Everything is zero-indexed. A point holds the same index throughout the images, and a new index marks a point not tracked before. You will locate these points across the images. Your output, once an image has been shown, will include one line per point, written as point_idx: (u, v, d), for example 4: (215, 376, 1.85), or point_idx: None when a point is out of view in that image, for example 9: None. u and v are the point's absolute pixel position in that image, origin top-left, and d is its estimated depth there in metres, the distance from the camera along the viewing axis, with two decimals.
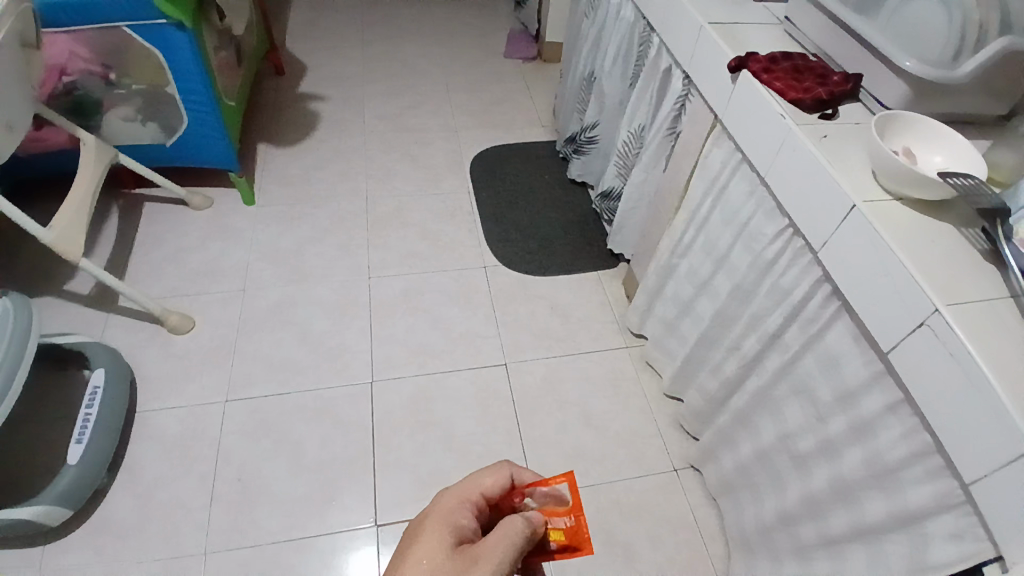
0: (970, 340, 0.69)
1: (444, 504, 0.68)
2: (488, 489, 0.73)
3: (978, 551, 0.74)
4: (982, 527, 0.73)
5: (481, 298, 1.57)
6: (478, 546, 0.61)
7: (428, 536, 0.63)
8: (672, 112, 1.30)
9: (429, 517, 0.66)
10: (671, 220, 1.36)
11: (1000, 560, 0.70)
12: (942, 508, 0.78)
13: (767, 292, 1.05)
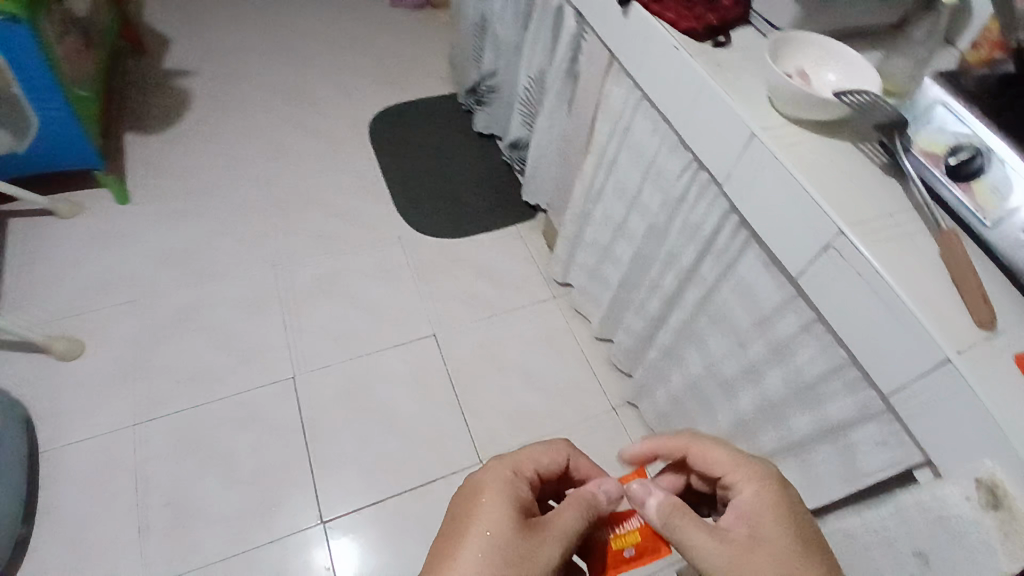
0: (875, 258, 0.70)
1: (500, 477, 0.62)
2: (545, 463, 0.67)
3: (897, 450, 0.77)
4: (903, 432, 0.75)
5: (401, 270, 1.49)
6: (540, 532, 0.57)
7: (485, 516, 0.58)
8: (568, 53, 1.23)
9: (484, 492, 0.60)
10: (581, 165, 1.31)
11: (929, 464, 0.72)
12: (864, 417, 0.81)
13: (680, 229, 1.04)
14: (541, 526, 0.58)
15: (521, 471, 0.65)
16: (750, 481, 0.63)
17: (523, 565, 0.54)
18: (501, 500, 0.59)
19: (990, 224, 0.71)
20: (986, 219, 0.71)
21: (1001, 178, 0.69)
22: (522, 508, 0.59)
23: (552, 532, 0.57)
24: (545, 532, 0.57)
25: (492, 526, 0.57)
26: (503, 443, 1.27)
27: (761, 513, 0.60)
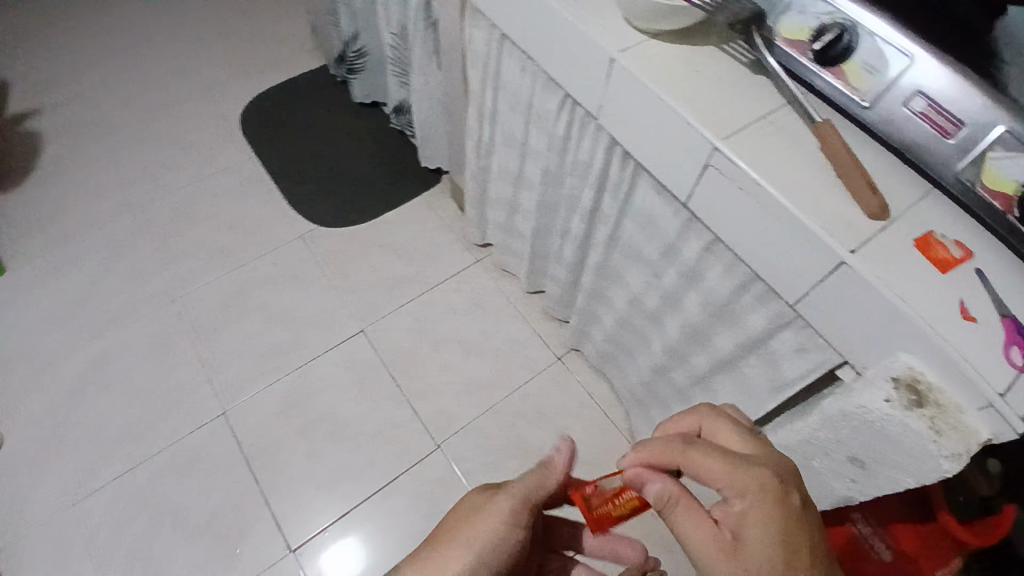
0: (753, 169, 0.65)
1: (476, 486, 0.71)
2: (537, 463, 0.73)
3: (818, 354, 0.75)
4: (819, 338, 0.73)
5: (312, 272, 1.40)
6: (493, 505, 0.67)
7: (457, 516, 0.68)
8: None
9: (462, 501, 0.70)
10: (466, 118, 1.22)
11: (847, 364, 0.70)
12: (780, 327, 0.78)
13: (573, 170, 0.97)
14: (495, 500, 0.67)
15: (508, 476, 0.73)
16: (734, 493, 0.55)
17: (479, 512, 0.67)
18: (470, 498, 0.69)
19: (868, 104, 0.65)
20: (864, 99, 0.65)
21: (870, 52, 0.64)
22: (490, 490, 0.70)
23: (506, 503, 0.67)
24: (495, 504, 0.67)
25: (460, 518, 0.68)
26: (456, 422, 1.24)
27: (749, 525, 0.53)
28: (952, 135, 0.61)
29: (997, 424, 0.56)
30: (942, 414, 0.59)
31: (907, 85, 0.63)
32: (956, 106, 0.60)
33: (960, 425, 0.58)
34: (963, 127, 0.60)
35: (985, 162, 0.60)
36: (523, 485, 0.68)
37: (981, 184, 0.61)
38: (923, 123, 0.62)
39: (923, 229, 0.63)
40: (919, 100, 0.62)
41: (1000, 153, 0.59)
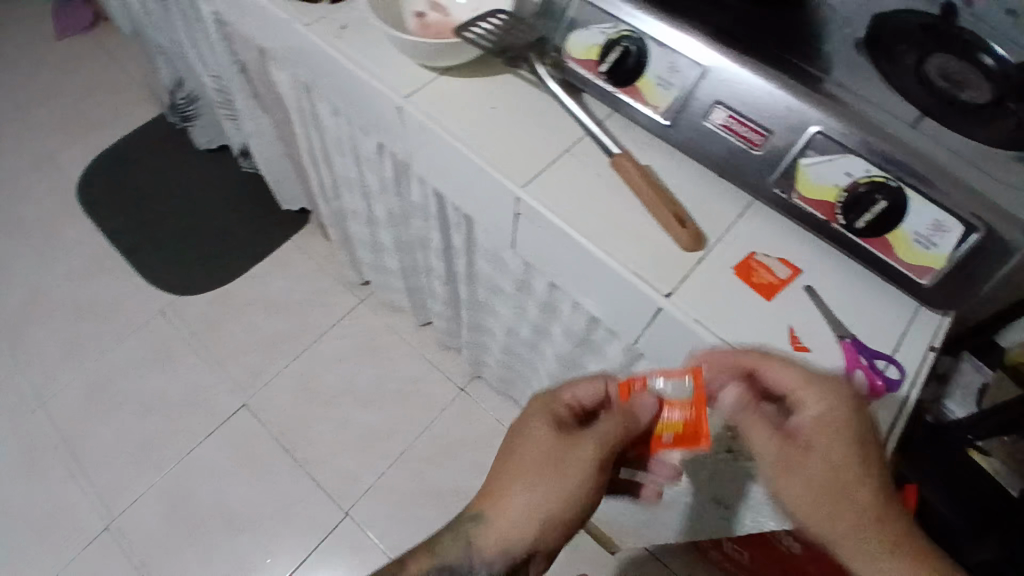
0: (560, 217, 0.58)
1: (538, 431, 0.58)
2: (585, 394, 0.60)
3: None
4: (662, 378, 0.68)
5: (186, 351, 1.35)
6: (576, 456, 0.56)
7: (525, 471, 0.57)
8: (224, 45, 1.02)
9: (523, 444, 0.58)
10: (306, 161, 1.13)
11: None
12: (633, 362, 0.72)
13: (413, 213, 0.90)
14: (578, 451, 0.56)
15: (561, 404, 0.60)
16: (812, 432, 0.48)
17: (558, 470, 0.56)
18: (541, 447, 0.57)
19: (670, 121, 0.57)
20: (665, 116, 0.58)
21: (662, 64, 0.56)
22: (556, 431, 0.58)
23: (591, 457, 0.55)
24: (578, 460, 0.55)
25: (530, 472, 0.56)
26: (354, 479, 1.23)
27: (819, 436, 0.48)
28: (759, 145, 0.53)
29: None
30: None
31: (705, 98, 0.55)
32: (757, 112, 0.53)
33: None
34: (768, 136, 0.53)
35: (798, 169, 0.52)
36: (611, 435, 0.55)
37: (796, 195, 0.53)
38: (728, 135, 0.55)
39: (744, 250, 0.56)
40: (719, 111, 0.55)
41: (812, 157, 0.51)
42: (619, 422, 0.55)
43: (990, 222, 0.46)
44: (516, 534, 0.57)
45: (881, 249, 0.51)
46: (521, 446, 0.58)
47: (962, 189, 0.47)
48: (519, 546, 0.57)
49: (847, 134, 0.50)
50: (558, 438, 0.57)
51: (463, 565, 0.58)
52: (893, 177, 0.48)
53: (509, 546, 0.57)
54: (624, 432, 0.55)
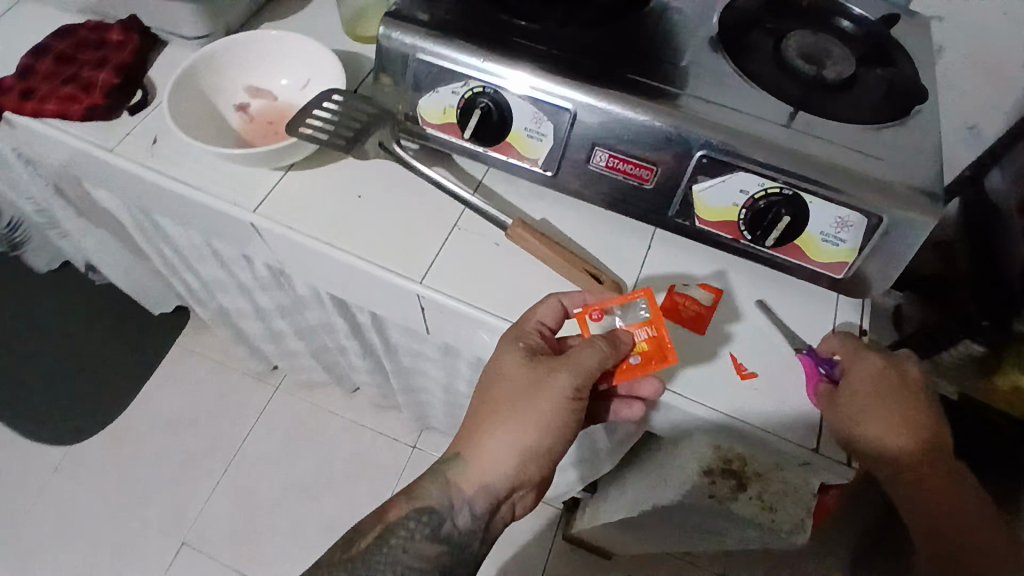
0: (469, 300, 0.52)
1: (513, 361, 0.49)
2: (554, 319, 0.50)
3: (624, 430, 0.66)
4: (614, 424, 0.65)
5: (98, 506, 1.20)
6: (554, 384, 0.48)
7: (504, 402, 0.49)
8: (25, 174, 0.87)
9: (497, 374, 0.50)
10: (168, 270, 1.00)
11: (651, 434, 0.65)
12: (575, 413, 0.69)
13: (305, 306, 0.82)
14: (554, 384, 0.48)
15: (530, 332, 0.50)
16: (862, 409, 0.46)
17: (534, 408, 0.48)
18: (519, 373, 0.49)
19: (552, 172, 0.53)
20: (545, 168, 0.53)
21: (526, 116, 0.51)
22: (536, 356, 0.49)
23: (569, 385, 0.48)
24: (558, 389, 0.48)
25: (510, 402, 0.49)
26: None
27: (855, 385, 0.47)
28: (649, 180, 0.51)
29: (820, 475, 0.49)
30: (767, 483, 0.52)
31: (583, 143, 0.51)
32: (638, 147, 0.50)
33: (789, 486, 0.51)
34: (655, 170, 0.50)
35: (693, 196, 0.50)
36: (588, 363, 0.47)
37: (698, 220, 0.51)
38: (616, 175, 0.52)
39: (663, 286, 0.54)
40: (600, 153, 0.51)
41: (705, 182, 0.49)
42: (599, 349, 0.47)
43: (890, 208, 0.46)
44: (497, 466, 0.51)
45: (793, 253, 0.50)
46: (496, 377, 0.50)
47: (856, 181, 0.46)
48: (501, 481, 0.51)
49: (733, 151, 0.47)
50: (535, 365, 0.49)
51: (441, 512, 0.51)
52: (786, 185, 0.47)
53: (491, 480, 0.51)
54: (601, 360, 0.47)
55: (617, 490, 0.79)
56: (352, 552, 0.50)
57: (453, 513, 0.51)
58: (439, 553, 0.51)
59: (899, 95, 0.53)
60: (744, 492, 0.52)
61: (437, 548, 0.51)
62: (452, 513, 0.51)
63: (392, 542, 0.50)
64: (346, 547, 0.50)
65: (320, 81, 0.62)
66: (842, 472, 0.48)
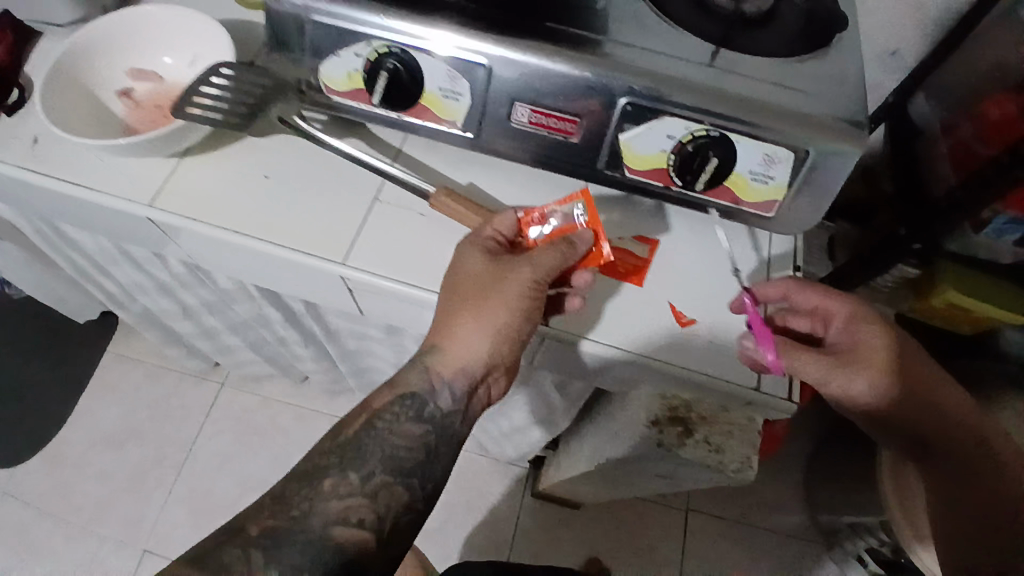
0: (394, 278, 0.50)
1: (474, 260, 0.47)
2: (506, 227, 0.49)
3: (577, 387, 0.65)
4: (562, 383, 0.65)
5: (44, 529, 1.14)
6: (517, 277, 0.46)
7: (470, 296, 0.47)
8: None
9: (456, 274, 0.48)
10: (80, 275, 0.93)
11: (602, 390, 0.65)
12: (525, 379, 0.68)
13: (233, 298, 0.78)
14: (516, 275, 0.46)
15: (486, 238, 0.49)
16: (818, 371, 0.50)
17: (500, 299, 0.46)
18: (480, 271, 0.47)
19: (473, 134, 0.50)
20: (465, 129, 0.50)
21: (438, 75, 0.47)
22: (496, 256, 0.48)
23: (532, 276, 0.46)
24: (521, 275, 0.46)
25: (475, 294, 0.47)
26: None
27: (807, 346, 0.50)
28: (574, 133, 0.48)
29: (766, 411, 0.49)
30: (714, 426, 0.51)
31: (502, 98, 0.48)
32: (559, 100, 0.47)
33: (736, 427, 0.50)
34: (579, 122, 0.48)
35: (620, 145, 0.48)
36: (548, 255, 0.47)
37: (628, 169, 0.49)
38: (540, 131, 0.49)
39: None
40: (521, 109, 0.48)
41: (630, 130, 0.47)
42: (558, 249, 0.47)
43: (815, 140, 0.45)
44: (471, 353, 0.48)
45: (724, 196, 0.49)
46: (456, 276, 0.48)
47: (782, 115, 0.45)
48: (479, 364, 0.48)
49: (656, 95, 0.45)
50: (496, 259, 0.47)
51: (422, 398, 0.49)
52: (713, 126, 0.45)
53: (468, 364, 0.48)
54: (561, 257, 0.47)
55: (578, 444, 0.80)
56: (343, 440, 0.48)
57: (437, 397, 0.49)
58: (426, 437, 0.49)
59: (816, 23, 0.52)
60: (689, 439, 0.50)
61: (423, 430, 0.49)
62: (435, 399, 0.49)
63: (378, 430, 0.48)
64: (334, 438, 0.48)
65: (206, 57, 0.57)
66: (785, 407, 0.48)
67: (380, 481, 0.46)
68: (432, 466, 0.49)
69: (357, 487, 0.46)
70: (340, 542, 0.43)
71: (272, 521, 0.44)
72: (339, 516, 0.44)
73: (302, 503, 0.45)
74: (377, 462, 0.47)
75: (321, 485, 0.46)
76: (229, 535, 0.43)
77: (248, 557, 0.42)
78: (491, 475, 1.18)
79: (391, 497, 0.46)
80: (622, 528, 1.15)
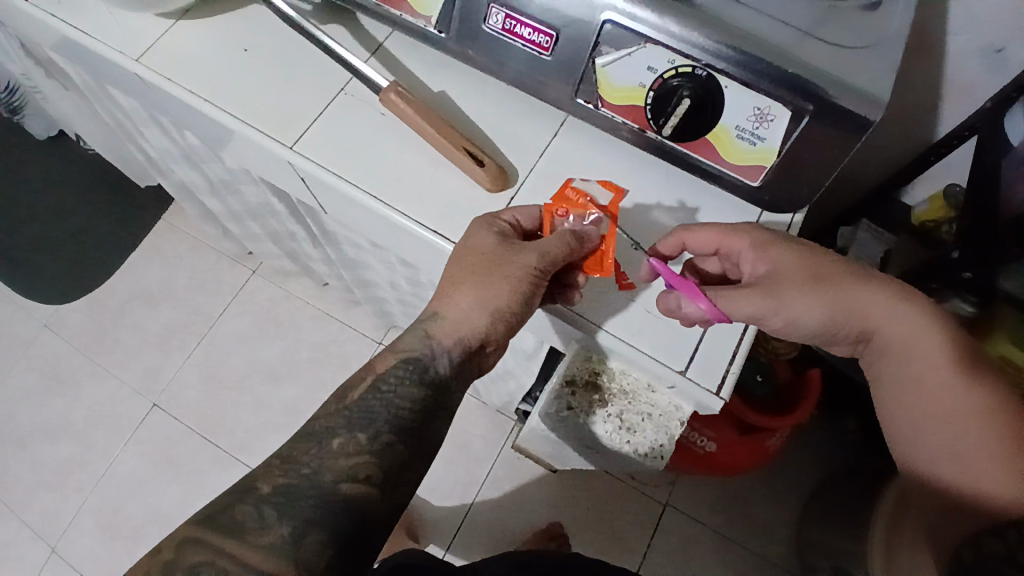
0: (342, 175, 0.48)
1: (484, 238, 0.43)
2: (523, 216, 0.45)
3: (529, 340, 0.61)
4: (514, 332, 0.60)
5: (80, 364, 1.26)
6: (523, 263, 0.43)
7: (474, 273, 0.44)
8: None
9: (463, 251, 0.44)
10: (125, 136, 0.97)
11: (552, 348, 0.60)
12: None
13: (237, 179, 0.78)
14: (523, 261, 0.43)
15: (501, 220, 0.45)
16: None
17: (502, 283, 0.43)
18: (487, 251, 0.43)
19: (446, 35, 0.47)
20: (439, 29, 0.47)
21: None
22: (504, 237, 0.44)
23: (537, 266, 0.43)
24: (529, 263, 0.43)
25: (479, 274, 0.44)
26: None
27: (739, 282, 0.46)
28: (547, 49, 0.44)
29: (688, 400, 0.45)
30: (631, 404, 0.49)
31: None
32: (536, 6, 0.42)
33: (654, 410, 0.48)
34: (554, 36, 0.43)
35: (596, 72, 0.43)
36: (555, 252, 0.43)
37: (603, 103, 0.44)
38: (512, 41, 0.44)
39: (562, 179, 0.48)
40: (496, 12, 0.44)
41: (608, 55, 0.42)
42: (563, 242, 0.43)
43: (819, 95, 0.38)
44: (472, 326, 0.45)
45: (704, 151, 0.43)
46: (460, 254, 0.44)
47: (782, 60, 0.39)
48: (477, 337, 0.45)
49: (640, 13, 0.40)
50: (506, 243, 0.44)
51: (423, 360, 0.46)
52: (701, 64, 0.40)
53: (467, 334, 0.45)
54: (565, 251, 0.43)
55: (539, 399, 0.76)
56: (349, 401, 0.45)
57: (438, 361, 0.45)
58: (428, 401, 0.45)
59: None
60: (604, 407, 0.50)
61: (425, 392, 0.45)
62: (437, 362, 0.46)
63: (381, 393, 0.45)
64: (340, 400, 0.45)
65: None
66: (707, 400, 0.44)
67: (387, 440, 0.43)
68: (433, 426, 0.46)
69: (366, 445, 0.43)
70: (349, 500, 0.41)
71: (283, 479, 0.41)
72: (347, 474, 0.42)
73: (311, 461, 0.42)
74: (383, 421, 0.44)
75: (331, 443, 0.43)
76: (241, 495, 0.41)
77: (259, 513, 0.40)
78: (476, 418, 1.14)
79: (397, 457, 0.43)
80: (599, 507, 1.09)
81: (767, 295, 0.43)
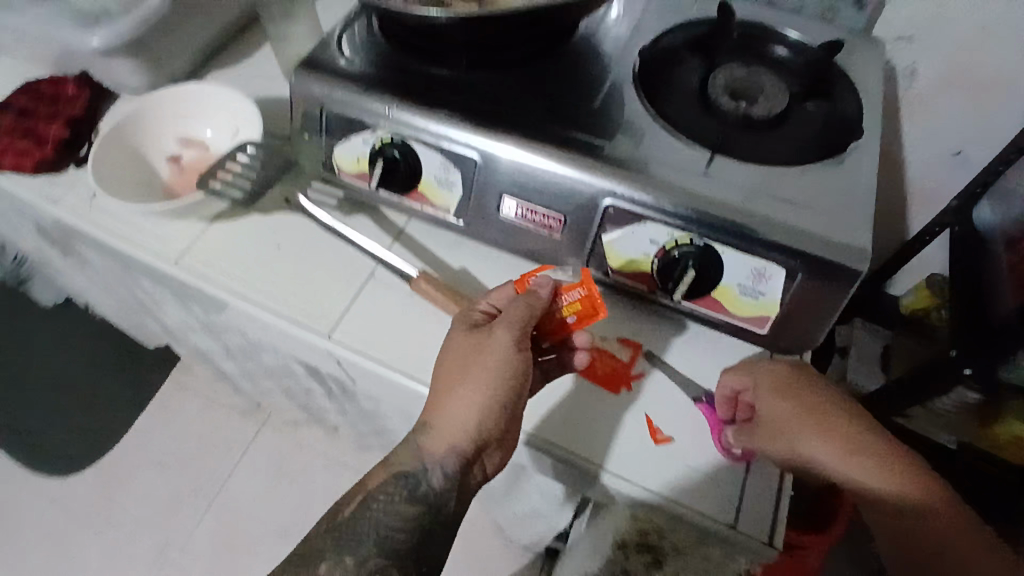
0: (376, 360, 0.51)
1: (460, 332, 0.47)
2: (497, 296, 0.49)
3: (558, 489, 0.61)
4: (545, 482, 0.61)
5: (84, 541, 1.21)
6: (496, 344, 0.46)
7: (453, 363, 0.46)
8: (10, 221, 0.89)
9: (443, 352, 0.47)
10: (143, 309, 1.00)
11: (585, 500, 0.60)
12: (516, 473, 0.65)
13: (257, 348, 0.81)
14: (495, 340, 0.46)
15: (474, 309, 0.49)
16: None
17: (482, 368, 0.45)
18: (465, 342, 0.47)
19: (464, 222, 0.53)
20: (458, 217, 0.52)
21: (433, 164, 0.50)
22: (476, 324, 0.48)
23: (508, 340, 0.45)
24: (502, 343, 0.45)
25: (461, 368, 0.46)
26: None
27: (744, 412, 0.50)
28: (558, 230, 0.49)
29: (744, 553, 0.46)
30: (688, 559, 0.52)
31: (492, 191, 0.49)
32: (545, 197, 0.48)
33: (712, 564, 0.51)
34: (564, 220, 0.48)
35: (604, 246, 0.48)
36: (521, 318, 0.46)
37: (613, 270, 0.49)
38: (527, 225, 0.50)
39: None
40: (508, 202, 0.49)
41: (612, 232, 0.47)
42: (529, 309, 0.47)
43: (809, 257, 0.43)
44: (464, 421, 0.45)
45: (712, 306, 0.48)
46: (440, 356, 0.47)
47: (770, 228, 0.44)
48: (468, 442, 0.46)
49: (636, 198, 0.45)
50: (480, 331, 0.47)
51: (414, 476, 0.47)
52: (698, 236, 0.45)
53: (457, 439, 0.46)
54: (531, 313, 0.46)
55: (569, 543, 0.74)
56: (341, 520, 0.47)
57: (430, 476, 0.47)
58: (419, 517, 0.47)
59: (834, 131, 0.51)
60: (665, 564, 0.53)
61: (416, 510, 0.47)
62: (430, 477, 0.47)
63: (372, 511, 0.47)
64: (333, 518, 0.47)
65: (239, 134, 0.63)
66: (763, 551, 0.44)
67: (378, 563, 0.45)
68: (426, 541, 0.47)
69: (353, 569, 0.44)
70: None
71: None
72: None
73: None
74: (373, 544, 0.45)
75: (320, 566, 0.45)
76: None
77: None
78: (501, 558, 1.10)
79: None
80: None
81: (773, 442, 0.47)
